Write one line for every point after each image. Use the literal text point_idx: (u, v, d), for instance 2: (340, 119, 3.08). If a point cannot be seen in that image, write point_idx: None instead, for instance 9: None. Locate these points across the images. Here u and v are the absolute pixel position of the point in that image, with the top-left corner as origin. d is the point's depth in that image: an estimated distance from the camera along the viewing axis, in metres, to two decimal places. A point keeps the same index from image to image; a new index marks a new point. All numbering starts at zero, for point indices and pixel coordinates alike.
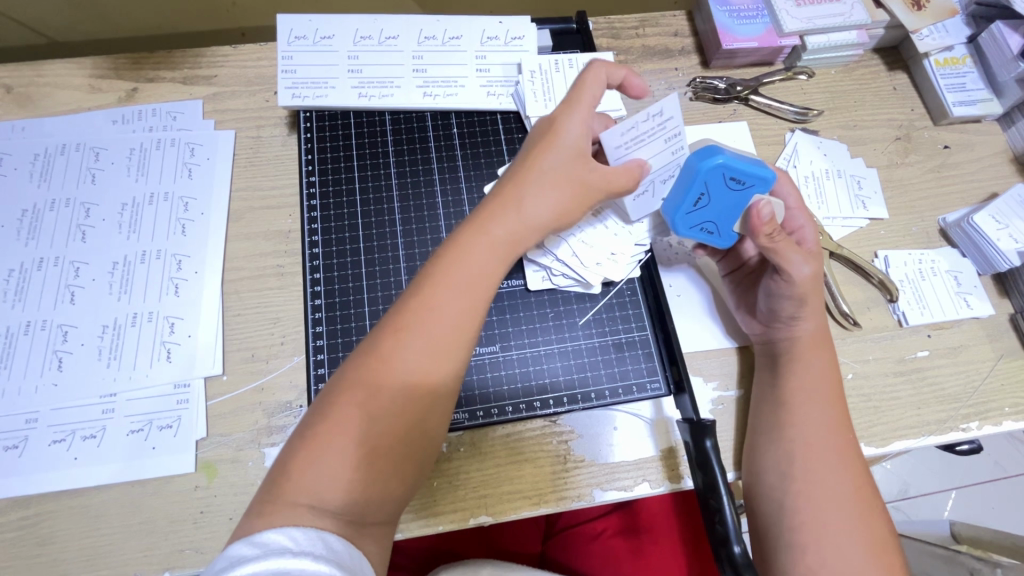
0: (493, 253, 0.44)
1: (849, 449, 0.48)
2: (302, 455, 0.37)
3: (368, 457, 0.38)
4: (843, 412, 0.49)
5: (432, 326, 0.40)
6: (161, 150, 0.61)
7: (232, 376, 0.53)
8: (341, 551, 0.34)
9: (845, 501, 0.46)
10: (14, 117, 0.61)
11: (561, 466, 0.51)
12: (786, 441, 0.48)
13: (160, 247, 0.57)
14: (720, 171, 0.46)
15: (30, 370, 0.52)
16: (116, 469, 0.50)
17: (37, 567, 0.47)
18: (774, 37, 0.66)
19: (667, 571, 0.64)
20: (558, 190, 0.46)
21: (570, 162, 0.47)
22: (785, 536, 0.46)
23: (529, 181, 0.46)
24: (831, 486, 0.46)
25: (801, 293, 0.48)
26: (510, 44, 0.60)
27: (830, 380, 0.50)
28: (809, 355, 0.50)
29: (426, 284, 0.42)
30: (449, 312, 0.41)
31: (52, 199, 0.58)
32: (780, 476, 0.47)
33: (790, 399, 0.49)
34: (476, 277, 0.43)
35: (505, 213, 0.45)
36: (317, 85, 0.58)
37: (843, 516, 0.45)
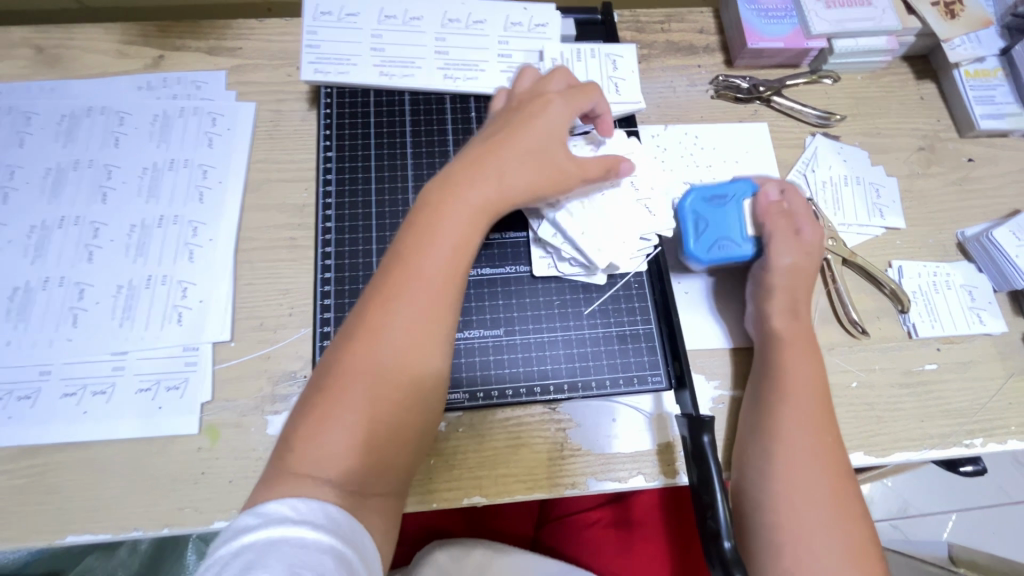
0: (474, 221, 0.45)
1: (837, 449, 0.47)
2: (306, 426, 0.38)
3: (366, 428, 0.38)
4: (831, 411, 0.49)
5: (412, 290, 0.41)
6: (184, 118, 0.61)
7: (240, 343, 0.54)
8: (342, 521, 0.35)
9: (833, 502, 0.45)
10: (45, 78, 0.63)
11: (558, 453, 0.52)
12: (777, 437, 0.48)
13: (177, 212, 0.58)
14: (698, 199, 0.56)
15: (47, 324, 0.53)
16: (124, 425, 0.51)
17: (42, 514, 0.48)
18: (801, 39, 0.65)
19: (652, 566, 0.64)
20: (535, 166, 0.48)
21: (542, 144, 0.49)
22: (771, 535, 0.45)
23: (505, 155, 0.47)
24: (819, 485, 0.45)
25: (788, 276, 0.53)
26: (533, 30, 0.59)
27: (818, 376, 0.50)
28: (797, 348, 0.51)
29: (413, 253, 0.43)
30: (439, 279, 0.42)
31: (76, 160, 0.59)
32: (769, 473, 0.47)
33: (779, 394, 0.49)
34: (457, 245, 0.44)
35: (481, 182, 0.46)
36: (340, 61, 0.57)
37: (830, 516, 0.44)
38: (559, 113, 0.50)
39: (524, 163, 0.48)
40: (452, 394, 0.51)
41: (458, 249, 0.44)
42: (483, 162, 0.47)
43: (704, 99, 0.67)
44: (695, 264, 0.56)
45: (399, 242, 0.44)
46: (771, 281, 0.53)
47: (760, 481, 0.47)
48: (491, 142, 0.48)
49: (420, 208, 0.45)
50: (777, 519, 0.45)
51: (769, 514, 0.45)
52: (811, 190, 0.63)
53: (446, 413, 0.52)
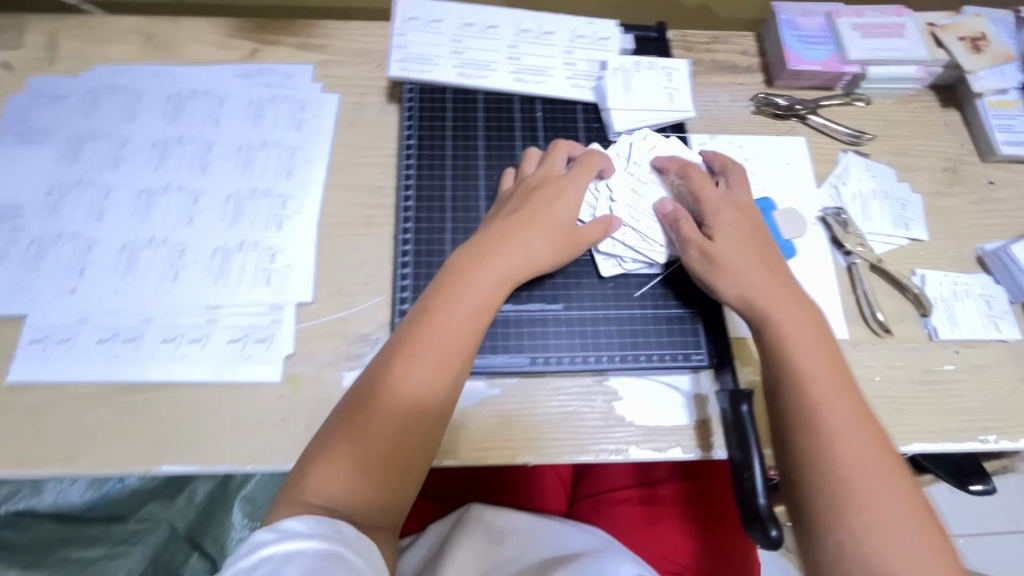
0: (479, 301, 0.52)
1: (866, 413, 0.48)
2: (323, 454, 0.45)
3: (373, 469, 0.45)
4: (848, 379, 0.50)
5: (424, 349, 0.49)
6: (276, 104, 0.68)
7: (320, 306, 0.60)
8: (350, 537, 0.41)
9: (885, 473, 0.45)
10: (153, 62, 0.70)
11: (604, 421, 0.57)
12: (809, 416, 0.47)
13: (268, 187, 0.64)
14: None
15: (150, 277, 0.59)
16: (215, 371, 0.57)
17: (142, 444, 0.54)
18: (838, 64, 0.71)
19: (677, 540, 0.69)
20: (541, 244, 0.55)
21: (547, 233, 0.56)
22: (832, 518, 0.44)
23: (516, 241, 0.55)
24: (866, 458, 0.45)
25: (726, 264, 0.55)
26: (596, 43, 0.66)
27: (826, 349, 0.51)
28: (800, 328, 0.51)
29: (424, 325, 0.50)
30: (444, 349, 0.49)
31: (180, 136, 0.66)
32: (815, 453, 0.46)
33: (796, 373, 0.49)
34: (464, 319, 0.51)
35: (488, 265, 0.53)
36: (424, 61, 0.64)
37: (886, 487, 0.44)
38: (568, 203, 0.57)
39: (525, 246, 0.55)
40: (516, 358, 0.57)
41: (469, 318, 0.51)
42: (502, 244, 0.54)
43: (745, 114, 0.73)
44: None
45: (429, 298, 0.52)
46: (715, 276, 0.55)
47: (810, 463, 0.46)
48: (510, 223, 0.56)
49: (442, 279, 0.53)
50: (832, 501, 0.44)
51: (822, 492, 0.45)
52: (842, 200, 0.68)
53: (505, 379, 0.58)
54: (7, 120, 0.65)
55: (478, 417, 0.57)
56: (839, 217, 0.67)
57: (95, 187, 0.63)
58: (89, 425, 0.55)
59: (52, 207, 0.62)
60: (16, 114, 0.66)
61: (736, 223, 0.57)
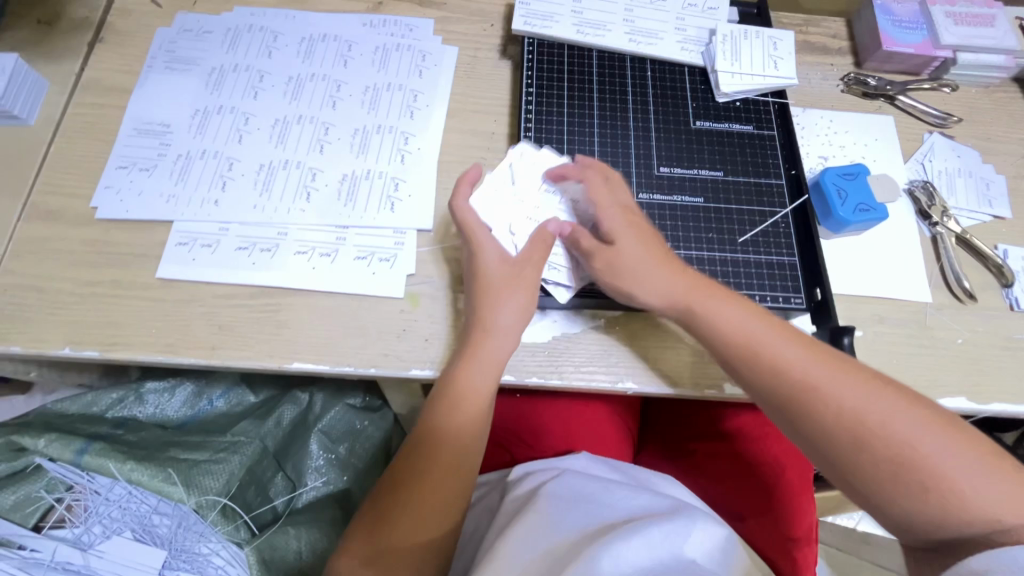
0: (465, 374, 0.55)
1: (812, 345, 0.52)
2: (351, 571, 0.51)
3: (392, 493, 0.54)
4: (784, 325, 0.54)
5: (447, 391, 0.55)
6: (399, 53, 0.73)
7: (438, 234, 0.64)
8: None
9: (877, 395, 0.49)
10: (286, 7, 0.75)
11: (699, 357, 0.61)
12: (801, 389, 0.50)
13: (392, 124, 0.69)
14: (835, 175, 0.65)
15: (285, 196, 0.64)
16: (344, 283, 0.61)
17: (275, 343, 0.59)
18: (930, 48, 0.74)
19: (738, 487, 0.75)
20: (512, 297, 0.57)
21: (500, 277, 0.57)
22: (864, 464, 0.48)
23: (484, 305, 0.56)
24: (860, 396, 0.49)
25: (630, 271, 0.56)
26: (706, 12, 0.71)
27: (745, 307, 0.55)
28: (694, 290, 0.56)
29: (415, 447, 0.55)
30: (447, 408, 0.54)
31: (312, 73, 0.71)
32: (819, 414, 0.49)
33: (756, 348, 0.52)
34: (452, 426, 0.55)
35: (469, 352, 0.56)
36: (545, 18, 0.69)
37: (885, 407, 0.48)
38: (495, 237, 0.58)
39: (498, 309, 0.56)
40: None
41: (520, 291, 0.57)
42: (476, 323, 0.57)
43: (835, 92, 0.76)
44: (840, 227, 0.64)
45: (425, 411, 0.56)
46: (620, 280, 0.56)
47: (813, 426, 0.50)
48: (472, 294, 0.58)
49: (474, 260, 0.58)
50: (854, 446, 0.48)
51: (881, 476, 0.47)
52: (927, 176, 0.71)
53: (609, 311, 0.62)
54: (157, 50, 0.72)
55: (582, 343, 0.61)
56: (926, 190, 0.70)
57: (236, 113, 0.68)
58: (228, 321, 0.59)
59: (197, 127, 0.67)
60: (164, 45, 0.72)
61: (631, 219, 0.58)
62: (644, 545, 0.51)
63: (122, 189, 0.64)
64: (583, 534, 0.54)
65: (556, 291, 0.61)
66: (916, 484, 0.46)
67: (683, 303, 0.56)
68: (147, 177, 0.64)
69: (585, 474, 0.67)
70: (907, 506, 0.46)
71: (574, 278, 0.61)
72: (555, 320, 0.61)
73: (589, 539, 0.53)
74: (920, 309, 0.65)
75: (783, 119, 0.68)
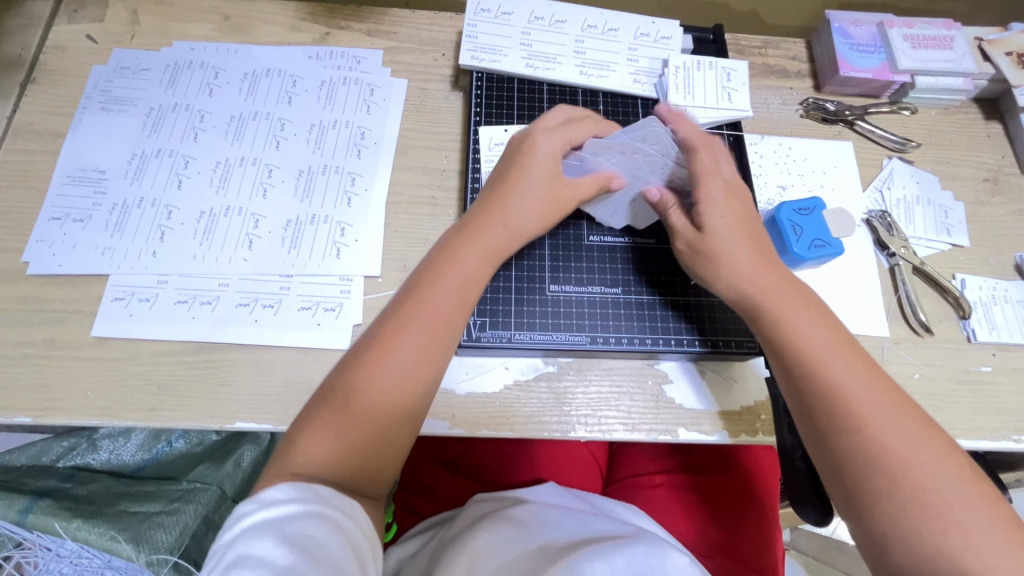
0: (480, 260, 0.53)
1: (883, 379, 0.50)
2: (308, 439, 0.45)
3: (347, 402, 0.46)
4: (859, 351, 0.51)
5: (439, 295, 0.50)
6: (346, 87, 0.71)
7: (386, 280, 0.62)
8: (325, 497, 0.41)
9: (930, 446, 0.47)
10: (228, 41, 0.73)
11: (652, 403, 0.60)
12: (838, 400, 0.49)
13: (339, 164, 0.67)
14: (790, 210, 0.64)
15: (226, 245, 0.62)
16: (288, 337, 0.59)
17: (216, 402, 0.57)
18: (888, 72, 0.73)
19: (704, 524, 0.73)
20: (536, 204, 0.55)
21: (538, 183, 0.56)
22: (875, 486, 0.46)
23: (500, 210, 0.55)
24: (905, 429, 0.47)
25: (715, 257, 0.55)
26: (658, 42, 0.69)
27: (825, 324, 0.52)
28: (786, 299, 0.53)
29: (394, 326, 0.49)
30: (443, 310, 0.50)
31: (255, 111, 0.69)
32: (853, 423, 0.48)
33: (818, 361, 0.50)
34: (441, 313, 0.50)
35: (493, 224, 0.54)
36: (493, 52, 0.68)
37: (931, 453, 0.46)
38: (548, 141, 0.58)
39: (511, 207, 0.55)
40: (576, 336, 0.60)
41: (454, 299, 0.50)
42: (490, 211, 0.55)
43: (794, 117, 0.75)
44: (795, 263, 0.64)
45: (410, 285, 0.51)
46: (696, 266, 0.56)
47: (851, 440, 0.48)
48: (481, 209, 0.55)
49: (441, 249, 0.53)
50: (881, 471, 0.46)
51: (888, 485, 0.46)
52: (886, 204, 0.71)
53: (560, 357, 0.61)
54: (92, 90, 0.69)
55: (534, 392, 0.60)
56: (884, 220, 0.69)
57: (174, 156, 0.66)
58: (168, 380, 0.57)
59: (134, 172, 0.65)
60: (99, 84, 0.69)
61: (728, 206, 0.56)
62: (608, 564, 0.51)
63: (55, 242, 0.61)
64: (541, 553, 0.54)
65: (505, 342, 0.59)
66: (914, 497, 0.45)
67: (756, 302, 0.53)
68: (81, 228, 0.62)
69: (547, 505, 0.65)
70: (903, 542, 0.44)
71: (522, 327, 0.60)
72: (507, 367, 0.60)
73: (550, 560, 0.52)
74: (877, 344, 0.64)
75: (739, 152, 0.67)
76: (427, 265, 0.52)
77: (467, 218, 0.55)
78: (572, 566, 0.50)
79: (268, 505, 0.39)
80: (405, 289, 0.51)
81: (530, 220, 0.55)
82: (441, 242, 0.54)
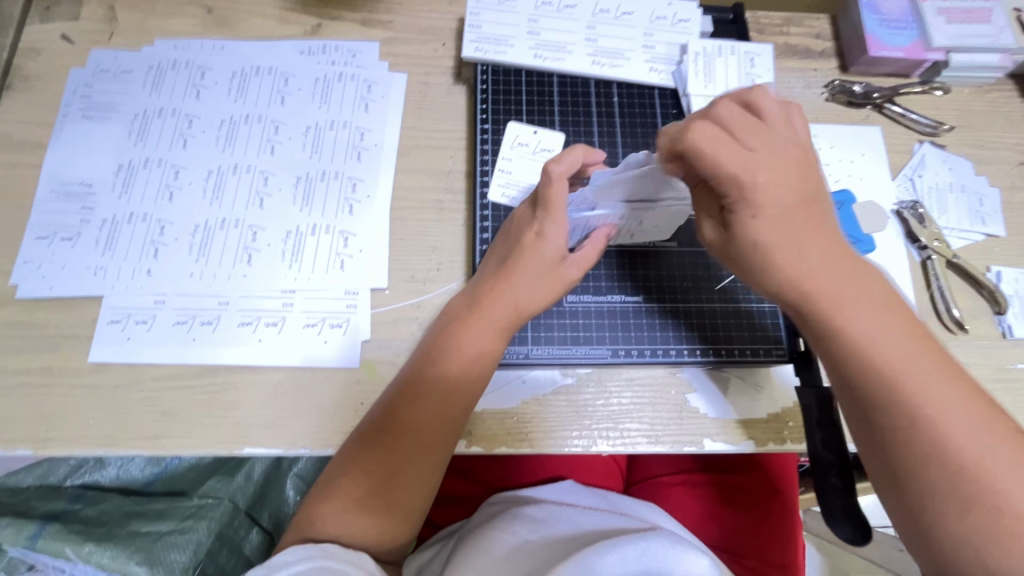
0: (489, 333, 0.52)
1: (953, 377, 0.42)
2: (324, 510, 0.48)
3: (365, 471, 0.48)
4: (933, 352, 0.43)
5: (451, 360, 0.51)
6: (342, 84, 0.66)
7: (394, 292, 0.59)
8: (332, 553, 0.43)
9: (1005, 452, 0.40)
10: (214, 37, 0.68)
11: (676, 413, 0.57)
12: (901, 418, 0.41)
13: (338, 169, 0.63)
14: None
15: (224, 261, 0.59)
16: (293, 355, 0.57)
17: (222, 427, 0.54)
18: (920, 51, 0.69)
19: (725, 523, 0.71)
20: (537, 278, 0.53)
21: (540, 264, 0.53)
22: (942, 509, 0.40)
23: (507, 282, 0.53)
24: (978, 435, 0.40)
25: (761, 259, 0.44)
26: (676, 25, 0.66)
27: (893, 321, 0.43)
28: (848, 295, 0.43)
29: (404, 397, 0.50)
30: (454, 377, 0.51)
31: (247, 114, 0.65)
32: (920, 437, 0.41)
33: (878, 367, 0.42)
34: (455, 379, 0.51)
35: (500, 296, 0.52)
36: (499, 42, 0.65)
37: (1010, 468, 0.39)
38: (548, 222, 0.53)
39: (514, 282, 0.52)
40: (596, 349, 0.58)
41: (469, 381, 0.51)
42: (495, 287, 0.53)
43: (819, 101, 0.70)
44: None
45: (425, 349, 0.52)
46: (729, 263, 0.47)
47: (916, 462, 0.41)
48: (490, 280, 0.53)
49: (447, 322, 0.53)
50: (950, 491, 0.40)
51: (955, 508, 0.40)
52: (917, 193, 0.67)
53: (578, 369, 0.58)
54: (71, 95, 0.65)
55: (552, 406, 0.57)
56: (915, 212, 0.65)
57: (163, 166, 0.62)
58: (171, 406, 0.55)
59: (122, 185, 0.61)
60: (79, 89, 0.65)
61: (777, 197, 0.43)
62: (620, 560, 0.48)
63: (43, 262, 0.58)
64: (555, 549, 0.52)
65: (524, 359, 0.57)
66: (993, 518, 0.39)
67: (805, 295, 0.44)
68: (70, 248, 0.59)
69: (562, 502, 0.63)
70: (972, 566, 0.39)
71: (540, 342, 0.58)
72: (524, 381, 0.58)
73: (563, 554, 0.50)
74: None
75: None
76: (439, 334, 0.53)
77: (472, 295, 0.54)
78: (583, 561, 0.47)
79: (280, 568, 0.40)
80: (419, 352, 0.53)
81: (540, 303, 0.53)
82: (449, 312, 0.54)
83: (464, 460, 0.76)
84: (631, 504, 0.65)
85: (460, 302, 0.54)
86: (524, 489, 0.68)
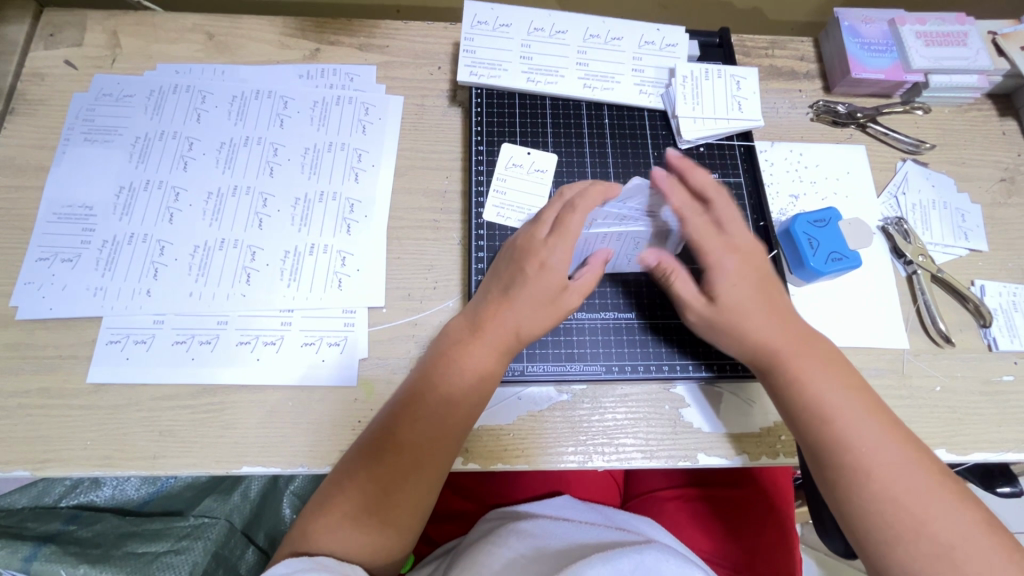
0: (490, 357, 0.53)
1: (896, 428, 0.49)
2: (320, 523, 0.48)
3: (359, 492, 0.49)
4: (875, 403, 0.50)
5: (448, 382, 0.52)
6: (340, 107, 0.68)
7: (391, 310, 0.60)
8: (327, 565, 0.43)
9: (937, 491, 0.46)
10: (215, 61, 0.70)
11: (670, 428, 0.58)
12: (848, 454, 0.47)
13: (336, 190, 0.64)
14: (804, 223, 0.62)
15: (223, 281, 0.60)
16: (290, 374, 0.57)
17: (220, 446, 0.54)
18: (900, 72, 0.71)
19: (721, 538, 0.71)
20: (541, 307, 0.54)
21: (545, 294, 0.54)
22: (885, 537, 0.45)
23: (509, 308, 0.54)
24: (908, 471, 0.46)
25: (725, 319, 0.53)
26: (664, 49, 0.68)
27: (841, 375, 0.51)
28: (799, 351, 0.51)
29: (396, 426, 0.50)
30: (450, 400, 0.52)
31: (246, 137, 0.66)
32: (860, 470, 0.47)
33: (827, 412, 0.49)
34: (452, 400, 0.52)
35: (504, 322, 0.53)
36: (493, 67, 0.67)
37: (939, 502, 0.45)
38: (558, 249, 0.54)
39: (518, 311, 0.53)
40: (590, 365, 0.59)
41: (467, 400, 0.52)
42: (498, 313, 0.54)
43: (804, 121, 0.72)
44: (814, 277, 0.62)
45: (421, 372, 0.53)
46: (708, 332, 0.55)
47: (861, 495, 0.46)
48: (492, 304, 0.54)
49: (445, 343, 0.54)
50: (889, 521, 0.45)
51: (893, 535, 0.45)
52: (901, 210, 0.69)
53: (573, 385, 0.59)
54: (73, 119, 0.66)
55: (548, 423, 0.58)
56: (900, 227, 0.67)
57: (164, 188, 0.63)
58: (169, 425, 0.55)
59: (123, 207, 0.62)
60: (82, 113, 0.66)
61: (740, 272, 0.54)
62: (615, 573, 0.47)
63: (44, 284, 0.59)
64: (551, 564, 0.52)
65: (519, 375, 0.58)
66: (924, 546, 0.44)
67: (767, 350, 0.52)
68: (71, 269, 0.60)
69: (559, 517, 0.64)
70: None
71: (535, 358, 0.59)
72: (520, 398, 0.58)
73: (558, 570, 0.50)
74: (897, 357, 0.62)
75: (749, 163, 0.67)
76: (432, 360, 0.54)
77: (473, 315, 0.55)
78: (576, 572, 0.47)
79: None
80: (417, 372, 0.53)
81: (538, 329, 0.54)
82: (449, 330, 0.55)
83: (461, 477, 0.76)
84: (628, 519, 0.65)
85: (460, 324, 0.55)
86: (521, 505, 0.68)
